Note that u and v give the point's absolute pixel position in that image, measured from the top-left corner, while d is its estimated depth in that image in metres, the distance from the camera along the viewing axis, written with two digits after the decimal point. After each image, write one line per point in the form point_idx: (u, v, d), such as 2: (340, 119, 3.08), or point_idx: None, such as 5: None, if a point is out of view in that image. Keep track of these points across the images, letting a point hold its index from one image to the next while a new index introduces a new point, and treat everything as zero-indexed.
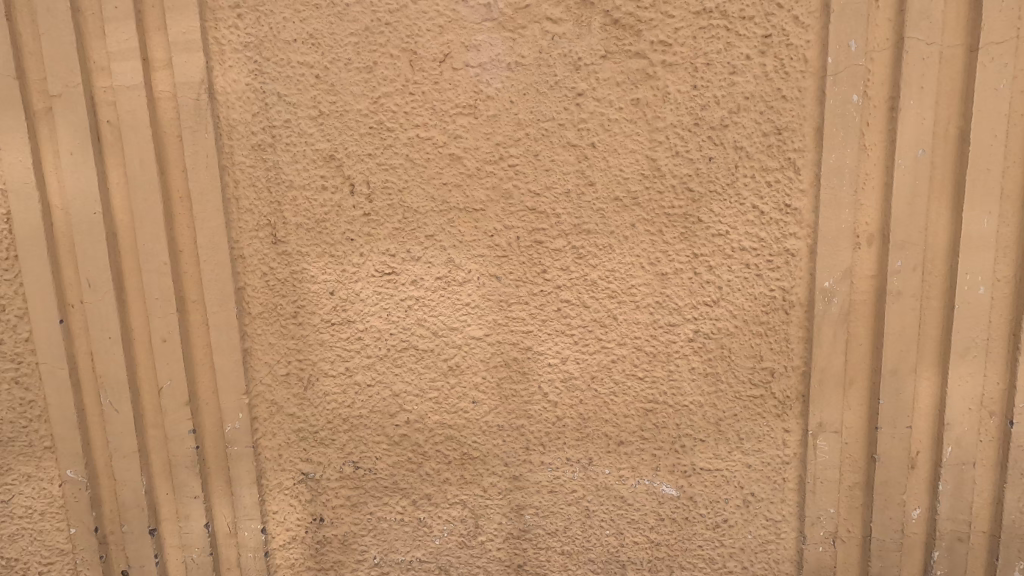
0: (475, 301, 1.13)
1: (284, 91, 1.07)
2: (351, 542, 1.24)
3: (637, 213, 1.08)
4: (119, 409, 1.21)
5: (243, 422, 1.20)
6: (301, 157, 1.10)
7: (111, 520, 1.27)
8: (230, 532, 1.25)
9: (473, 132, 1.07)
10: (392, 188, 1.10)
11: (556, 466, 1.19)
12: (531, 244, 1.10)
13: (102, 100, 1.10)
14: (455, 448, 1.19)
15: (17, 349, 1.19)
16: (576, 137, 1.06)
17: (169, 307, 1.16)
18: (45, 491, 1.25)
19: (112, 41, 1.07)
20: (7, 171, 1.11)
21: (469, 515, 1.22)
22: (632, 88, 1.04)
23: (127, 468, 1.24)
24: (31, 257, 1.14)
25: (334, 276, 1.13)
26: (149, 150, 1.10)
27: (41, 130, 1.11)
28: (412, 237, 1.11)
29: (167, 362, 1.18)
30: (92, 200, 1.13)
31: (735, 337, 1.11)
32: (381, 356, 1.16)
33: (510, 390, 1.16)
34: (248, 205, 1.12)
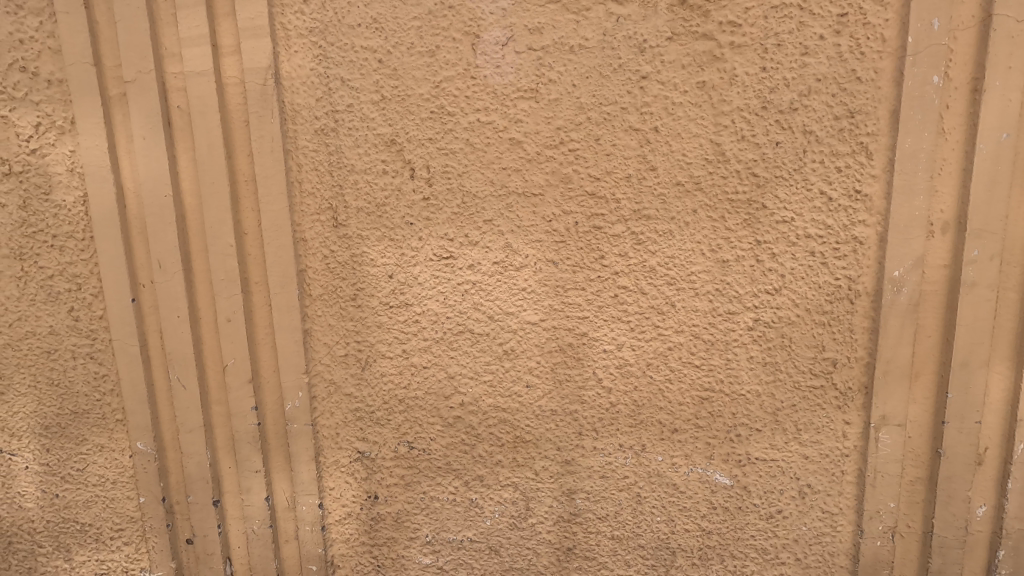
0: (532, 286, 1.14)
1: (347, 76, 1.09)
2: (404, 520, 1.27)
3: (699, 199, 1.06)
4: (186, 385, 1.26)
5: (302, 400, 1.23)
6: (363, 142, 1.11)
7: (178, 490, 1.33)
8: (289, 506, 1.30)
9: (534, 116, 1.07)
10: (452, 172, 1.11)
11: (608, 452, 1.19)
12: (589, 230, 1.10)
13: (174, 87, 1.13)
14: (508, 431, 1.21)
15: (91, 325, 1.24)
16: (639, 121, 1.05)
17: (234, 287, 1.19)
18: (116, 462, 1.32)
19: (183, 27, 1.10)
20: (84, 155, 1.16)
21: (520, 497, 1.23)
22: (697, 70, 1.02)
23: (193, 442, 1.29)
24: (106, 238, 1.19)
25: (393, 259, 1.15)
26: (217, 134, 1.13)
27: (115, 116, 1.16)
28: (471, 221, 1.12)
29: (232, 340, 1.22)
30: (163, 183, 1.17)
31: (797, 326, 1.09)
32: (438, 339, 1.18)
33: (564, 375, 1.17)
34: (311, 189, 1.14)
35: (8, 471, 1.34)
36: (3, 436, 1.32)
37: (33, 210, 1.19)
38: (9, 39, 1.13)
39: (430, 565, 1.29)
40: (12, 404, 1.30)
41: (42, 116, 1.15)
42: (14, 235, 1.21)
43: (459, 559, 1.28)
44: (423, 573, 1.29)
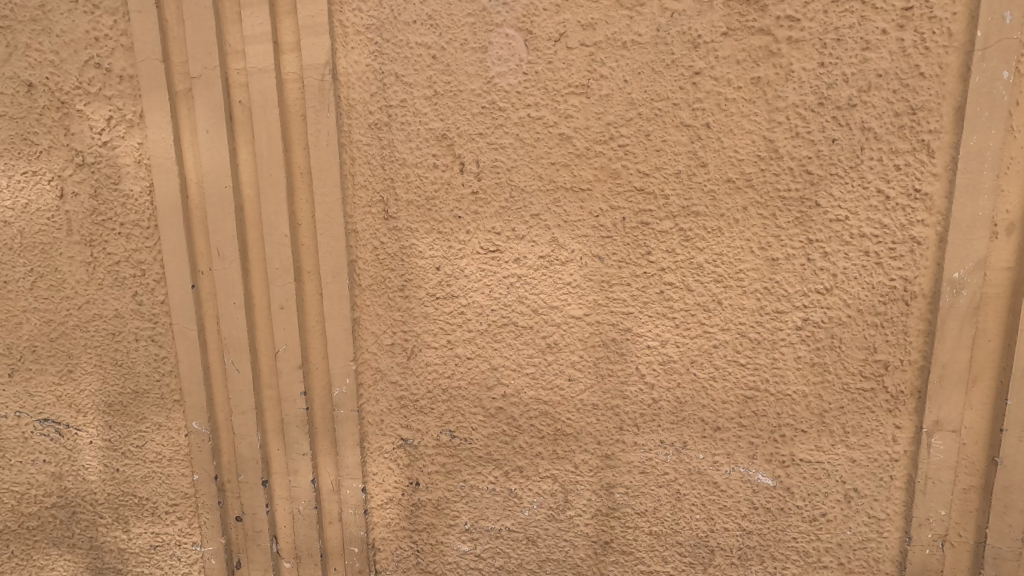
0: (577, 281, 1.15)
1: (401, 71, 1.12)
2: (444, 507, 1.30)
3: (750, 196, 1.05)
4: (240, 368, 1.32)
5: (349, 387, 1.27)
6: (414, 136, 1.14)
7: (229, 470, 1.39)
8: (333, 488, 1.34)
9: (584, 111, 1.07)
10: (501, 167, 1.12)
11: (649, 448, 1.19)
12: (636, 225, 1.10)
13: (236, 82, 1.19)
14: (548, 424, 1.22)
15: (153, 309, 1.31)
16: (691, 117, 1.04)
17: (287, 276, 1.24)
18: (172, 440, 1.38)
19: (247, 25, 1.15)
20: (151, 147, 1.22)
21: (559, 489, 1.25)
22: (752, 66, 1.01)
23: (245, 424, 1.35)
24: (169, 226, 1.25)
25: (440, 252, 1.18)
26: (276, 128, 1.17)
27: (181, 110, 1.22)
28: (518, 215, 1.14)
29: (284, 327, 1.27)
30: (224, 175, 1.22)
31: (848, 327, 1.07)
32: (482, 331, 1.20)
33: (607, 370, 1.17)
34: (364, 182, 1.17)
35: (73, 446, 1.42)
36: (70, 412, 1.40)
37: (103, 199, 1.26)
38: (86, 38, 1.20)
39: (468, 552, 1.31)
40: (79, 382, 1.38)
41: (114, 111, 1.22)
42: (85, 223, 1.28)
43: (497, 548, 1.30)
44: (461, 560, 1.32)
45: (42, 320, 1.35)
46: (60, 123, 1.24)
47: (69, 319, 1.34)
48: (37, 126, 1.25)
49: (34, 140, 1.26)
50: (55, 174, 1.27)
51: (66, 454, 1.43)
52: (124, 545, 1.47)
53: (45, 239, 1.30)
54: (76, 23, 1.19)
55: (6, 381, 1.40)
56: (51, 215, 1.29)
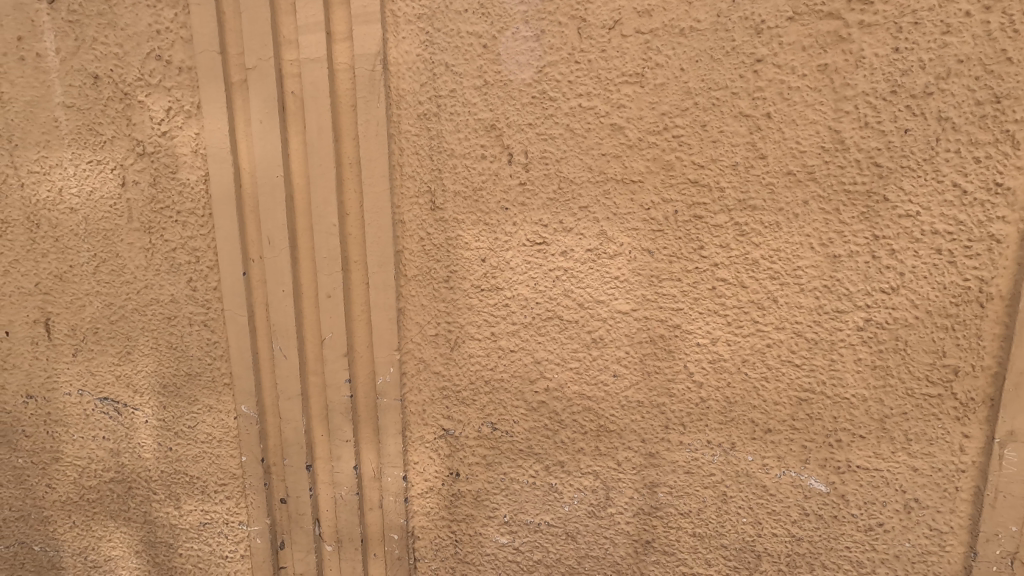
0: (625, 275, 1.12)
1: (451, 61, 1.11)
2: (484, 499, 1.30)
3: (812, 189, 1.01)
4: (287, 354, 1.34)
5: (393, 375, 1.28)
6: (463, 126, 1.13)
7: (275, 453, 1.43)
8: (375, 476, 1.36)
9: (638, 101, 1.04)
10: (550, 158, 1.11)
11: (695, 447, 1.16)
12: (689, 219, 1.07)
13: (289, 73, 1.20)
14: (591, 419, 1.20)
15: (206, 295, 1.35)
16: (750, 106, 1.00)
17: (335, 265, 1.26)
18: (222, 422, 1.43)
19: (301, 15, 1.16)
20: (206, 137, 1.26)
21: (600, 486, 1.23)
22: (819, 52, 0.96)
23: (291, 409, 1.38)
24: (223, 214, 1.28)
25: (486, 243, 1.17)
26: (326, 118, 1.19)
27: (236, 100, 1.24)
28: (566, 207, 1.12)
29: (331, 315, 1.29)
30: (276, 164, 1.24)
31: (915, 328, 1.02)
32: (526, 324, 1.19)
33: (654, 367, 1.15)
34: (412, 172, 1.18)
35: (130, 424, 1.49)
36: (128, 391, 1.47)
37: (161, 188, 1.31)
38: (148, 31, 1.24)
39: (507, 545, 1.31)
40: (136, 363, 1.45)
41: (173, 101, 1.26)
42: (144, 211, 1.33)
43: (536, 541, 1.29)
44: (499, 552, 1.32)
45: (104, 303, 1.42)
46: (123, 114, 1.29)
47: (128, 303, 1.41)
48: (102, 117, 1.31)
49: (99, 131, 1.32)
50: (118, 163, 1.32)
51: (123, 431, 1.50)
52: (176, 521, 1.53)
53: (108, 226, 1.37)
54: (139, 16, 1.24)
55: (70, 360, 1.49)
56: (114, 202, 1.35)
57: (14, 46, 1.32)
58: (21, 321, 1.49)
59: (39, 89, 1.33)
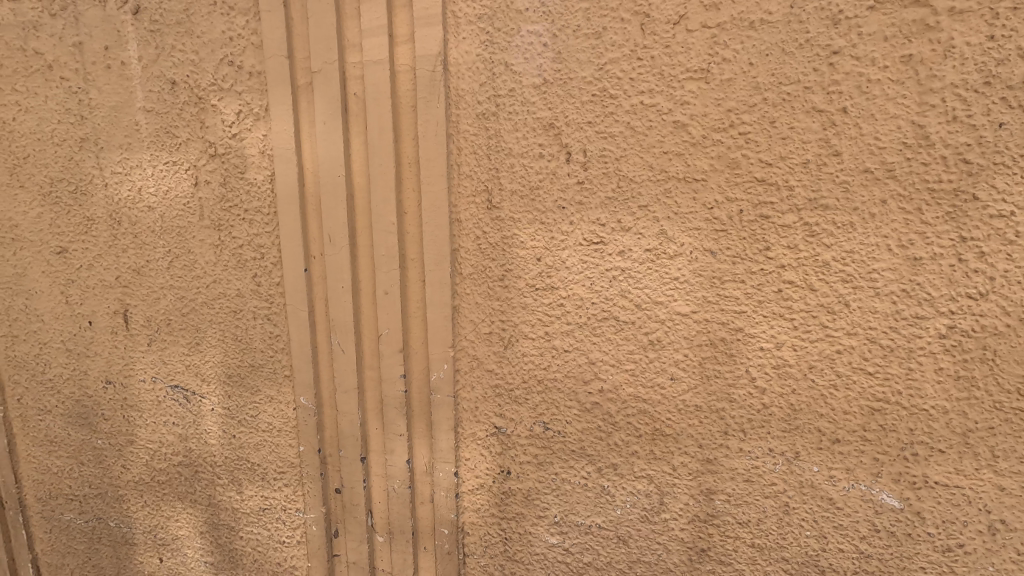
0: (685, 276, 1.09)
1: (511, 60, 1.11)
2: (534, 498, 1.30)
3: (891, 188, 0.95)
4: (345, 349, 1.38)
5: (446, 372, 1.30)
6: (521, 125, 1.13)
7: (331, 444, 1.48)
8: (427, 470, 1.38)
9: (703, 98, 1.02)
10: (609, 156, 1.09)
11: (756, 455, 1.13)
12: (755, 218, 1.03)
13: (352, 75, 1.24)
14: (647, 423, 1.18)
15: (270, 290, 1.41)
16: (824, 101, 0.96)
17: (393, 263, 1.28)
18: (283, 413, 1.49)
19: (365, 19, 1.19)
20: (273, 138, 1.31)
21: (654, 490, 1.21)
22: (903, 42, 0.91)
23: (347, 402, 1.42)
24: (287, 213, 1.33)
25: (542, 242, 1.17)
26: (387, 119, 1.21)
27: (301, 103, 1.29)
28: (625, 206, 1.10)
29: (388, 312, 1.32)
30: (338, 164, 1.28)
31: (1005, 337, 0.95)
32: (581, 324, 1.18)
33: (713, 371, 1.12)
34: (469, 171, 1.19)
35: (198, 411, 1.58)
36: (196, 380, 1.55)
37: (231, 187, 1.38)
38: (222, 37, 1.30)
39: (557, 545, 1.31)
40: (205, 354, 1.52)
41: (243, 105, 1.32)
42: (215, 209, 1.40)
43: (587, 543, 1.28)
44: (548, 552, 1.32)
45: (176, 296, 1.51)
46: (197, 117, 1.36)
47: (198, 296, 1.48)
48: (178, 120, 1.38)
49: (176, 133, 1.39)
50: (192, 164, 1.40)
51: (191, 418, 1.59)
52: (237, 505, 1.61)
53: (182, 223, 1.45)
54: (213, 24, 1.30)
55: (145, 349, 1.59)
56: (187, 201, 1.43)
57: (101, 55, 1.42)
58: (103, 312, 1.61)
59: (123, 95, 1.42)
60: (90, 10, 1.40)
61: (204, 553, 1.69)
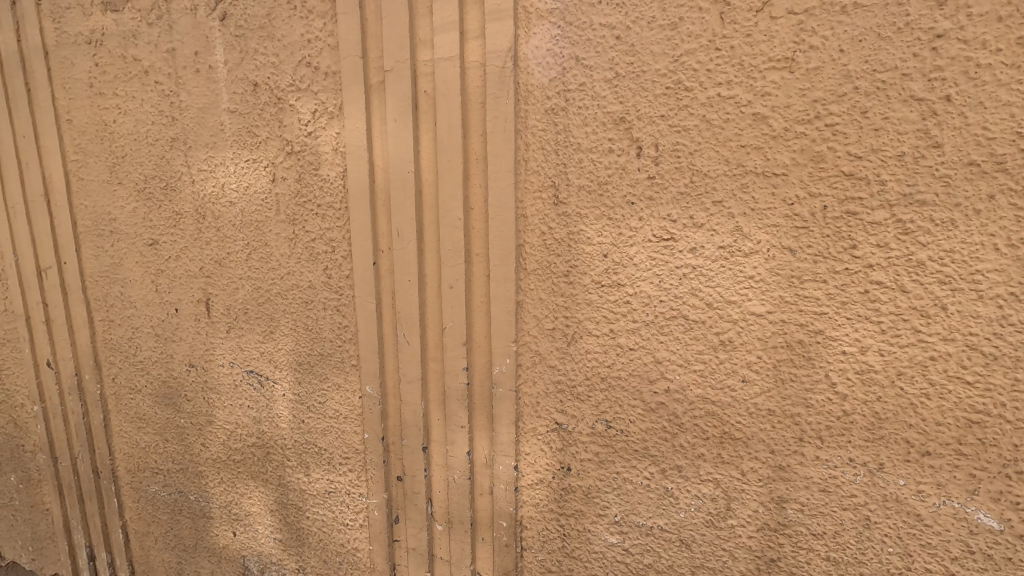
0: (761, 275, 1.05)
1: (582, 55, 1.10)
2: (594, 496, 1.30)
3: (999, 181, 0.88)
4: (410, 341, 1.42)
5: (509, 366, 1.31)
6: (591, 120, 1.12)
7: (394, 433, 1.52)
8: (487, 463, 1.40)
9: (786, 88, 0.97)
10: (682, 151, 1.06)
11: (834, 464, 1.07)
12: (840, 215, 0.98)
13: (423, 73, 1.27)
14: (715, 425, 1.15)
15: (340, 282, 1.46)
16: (925, 89, 0.89)
17: (459, 257, 1.31)
18: (349, 400, 1.55)
19: (438, 17, 1.22)
20: (346, 135, 1.36)
21: (721, 495, 1.17)
22: (1019, 23, 0.83)
23: (411, 392, 1.46)
24: (358, 208, 1.38)
25: (609, 239, 1.15)
26: (456, 115, 1.23)
27: (373, 101, 1.33)
28: (698, 202, 1.07)
29: (452, 306, 1.34)
30: (407, 160, 1.32)
31: None
32: (648, 322, 1.16)
33: (789, 374, 1.07)
34: (536, 166, 1.19)
35: (271, 395, 1.67)
36: (270, 366, 1.64)
37: (306, 183, 1.44)
38: (301, 40, 1.36)
39: (616, 545, 1.29)
40: (278, 342, 1.61)
41: (319, 104, 1.38)
42: (290, 204, 1.47)
43: (647, 545, 1.26)
44: (608, 551, 1.31)
45: (253, 286, 1.60)
46: (277, 117, 1.43)
47: (273, 287, 1.56)
48: (259, 120, 1.46)
49: (256, 132, 1.47)
50: (270, 161, 1.47)
51: (265, 402, 1.68)
52: (305, 486, 1.69)
53: (260, 218, 1.53)
54: (294, 28, 1.37)
55: (225, 335, 1.69)
56: (265, 196, 1.51)
57: (192, 60, 1.52)
58: (188, 300, 1.73)
59: (209, 97, 1.52)
60: (182, 18, 1.51)
61: (273, 530, 1.79)
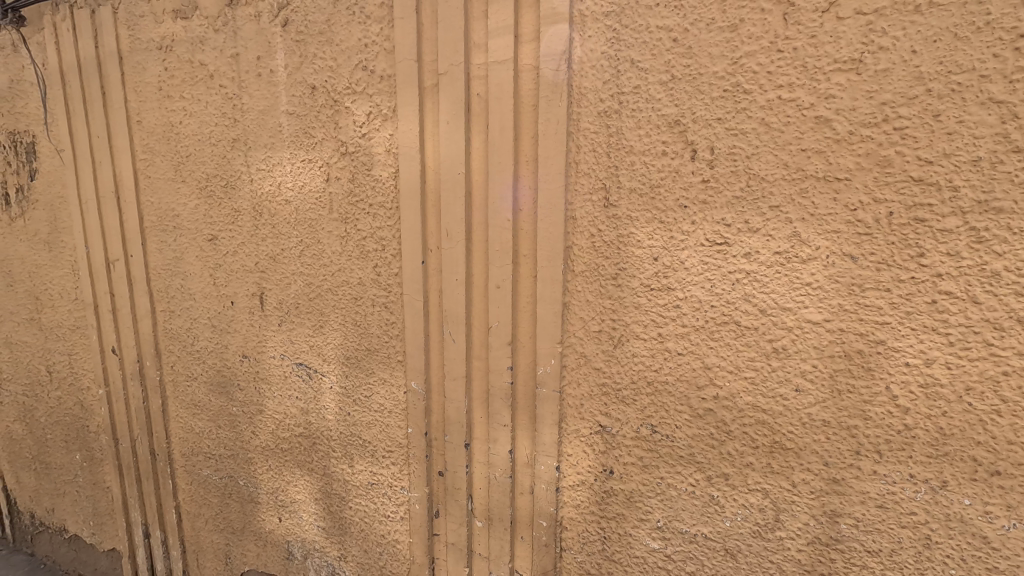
0: (819, 282, 1.02)
1: (637, 57, 1.10)
2: (637, 500, 1.29)
3: None
4: (456, 339, 1.45)
5: (554, 367, 1.32)
6: (645, 123, 1.12)
7: (437, 429, 1.55)
8: (529, 462, 1.41)
9: (852, 90, 0.94)
10: (738, 154, 1.05)
11: (892, 480, 1.03)
12: (907, 222, 0.94)
13: (476, 76, 1.29)
14: (765, 434, 1.13)
15: (389, 280, 1.51)
16: (1005, 91, 0.85)
17: (507, 258, 1.32)
18: (394, 395, 1.58)
19: (493, 21, 1.24)
20: (399, 137, 1.40)
21: (769, 506, 1.15)
22: None
23: (455, 389, 1.48)
24: (408, 207, 1.42)
25: (660, 242, 1.15)
26: (509, 118, 1.25)
27: (426, 103, 1.36)
28: (754, 207, 1.05)
29: (499, 305, 1.36)
30: (458, 161, 1.34)
31: None
32: (697, 328, 1.15)
33: (846, 385, 1.03)
34: (587, 169, 1.19)
35: (318, 388, 1.72)
36: (318, 359, 1.70)
37: (358, 183, 1.49)
38: (358, 44, 1.41)
39: (658, 550, 1.28)
40: (327, 336, 1.66)
41: (373, 106, 1.42)
42: (343, 203, 1.52)
43: (690, 552, 1.25)
44: (649, 556, 1.30)
45: (305, 282, 1.66)
46: (332, 118, 1.49)
47: (324, 283, 1.62)
48: (315, 121, 1.52)
49: (313, 133, 1.53)
50: (325, 161, 1.52)
51: (313, 393, 1.74)
52: (349, 477, 1.74)
53: (314, 216, 1.59)
54: (352, 33, 1.41)
55: (277, 328, 1.76)
56: (319, 195, 1.56)
57: (254, 64, 1.59)
58: (243, 294, 1.81)
59: (269, 100, 1.58)
60: (247, 25, 1.58)
61: (317, 517, 1.85)
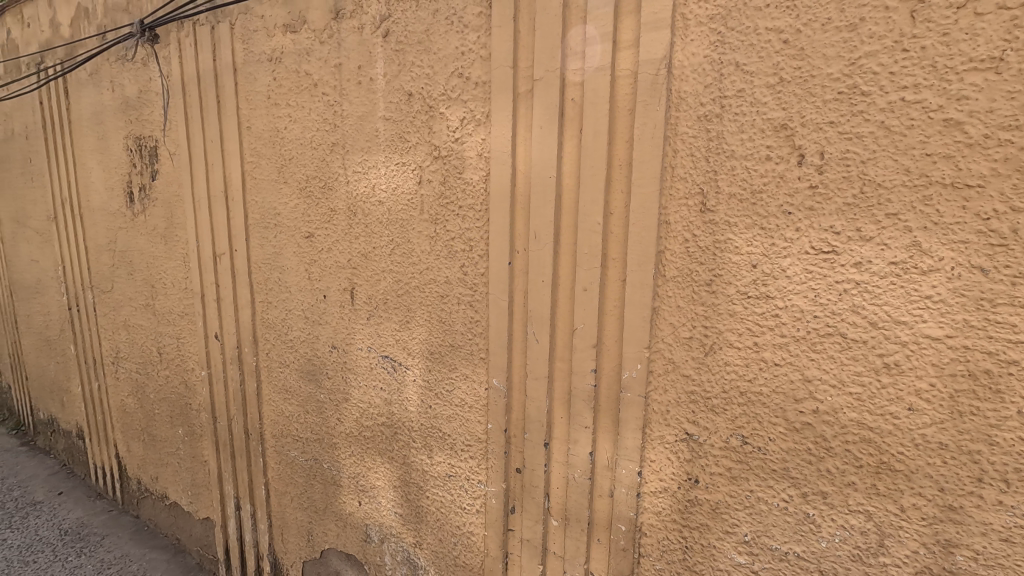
0: (941, 296, 0.96)
1: (743, 60, 1.08)
2: (723, 511, 1.26)
3: None
4: (539, 339, 1.47)
5: (640, 371, 1.31)
6: (748, 127, 1.09)
7: (516, 427, 1.58)
8: (609, 465, 1.41)
9: (990, 91, 0.88)
10: (852, 160, 1.00)
11: (1021, 512, 0.95)
12: None
13: (571, 81, 1.31)
14: (870, 454, 1.07)
15: (475, 279, 1.56)
16: None
17: (595, 260, 1.33)
18: (475, 391, 1.64)
19: (591, 27, 1.25)
20: (492, 141, 1.44)
21: (873, 529, 1.09)
22: None
23: (536, 388, 1.51)
24: (497, 210, 1.46)
25: (760, 249, 1.12)
26: (604, 123, 1.26)
27: (520, 108, 1.40)
28: (868, 214, 1.00)
29: (585, 308, 1.37)
30: (549, 165, 1.37)
31: None
32: (798, 338, 1.11)
33: (969, 407, 0.96)
34: (684, 173, 1.18)
35: (402, 380, 1.81)
36: (403, 353, 1.78)
37: (449, 186, 1.55)
38: (455, 53, 1.47)
39: (743, 566, 1.25)
40: (412, 331, 1.74)
41: (467, 112, 1.47)
42: (434, 205, 1.59)
43: (780, 570, 1.20)
44: (734, 571, 1.26)
45: (394, 279, 1.74)
46: (427, 123, 1.56)
47: (412, 280, 1.70)
48: (410, 126, 1.59)
49: (407, 138, 1.61)
50: (418, 164, 1.60)
51: (396, 385, 1.83)
52: (427, 467, 1.81)
53: (405, 216, 1.67)
54: (450, 42, 1.47)
55: (365, 321, 1.87)
56: (411, 197, 1.64)
57: (355, 73, 1.69)
58: (335, 288, 1.93)
59: (367, 106, 1.68)
60: (350, 36, 1.68)
61: (395, 504, 1.94)
